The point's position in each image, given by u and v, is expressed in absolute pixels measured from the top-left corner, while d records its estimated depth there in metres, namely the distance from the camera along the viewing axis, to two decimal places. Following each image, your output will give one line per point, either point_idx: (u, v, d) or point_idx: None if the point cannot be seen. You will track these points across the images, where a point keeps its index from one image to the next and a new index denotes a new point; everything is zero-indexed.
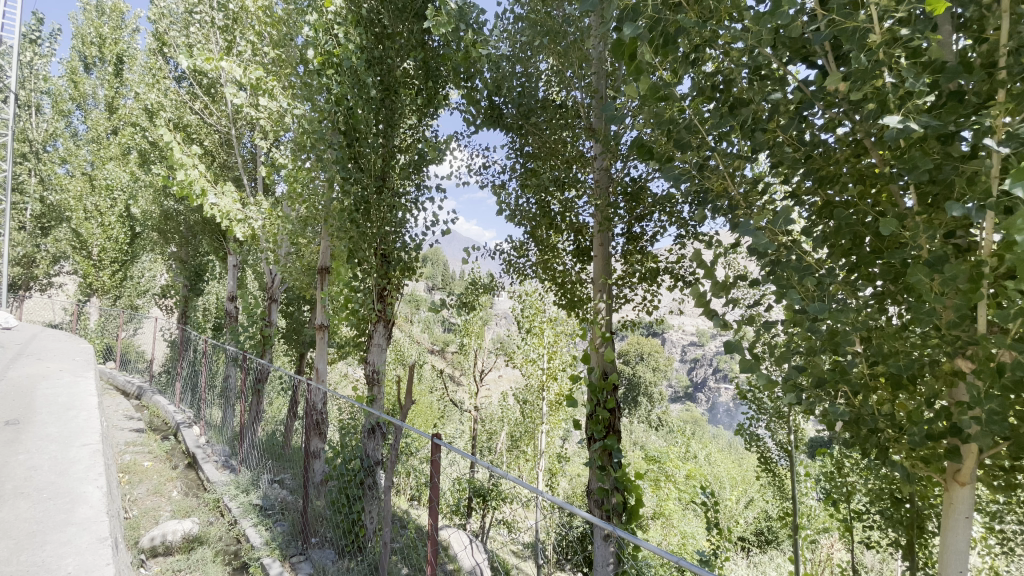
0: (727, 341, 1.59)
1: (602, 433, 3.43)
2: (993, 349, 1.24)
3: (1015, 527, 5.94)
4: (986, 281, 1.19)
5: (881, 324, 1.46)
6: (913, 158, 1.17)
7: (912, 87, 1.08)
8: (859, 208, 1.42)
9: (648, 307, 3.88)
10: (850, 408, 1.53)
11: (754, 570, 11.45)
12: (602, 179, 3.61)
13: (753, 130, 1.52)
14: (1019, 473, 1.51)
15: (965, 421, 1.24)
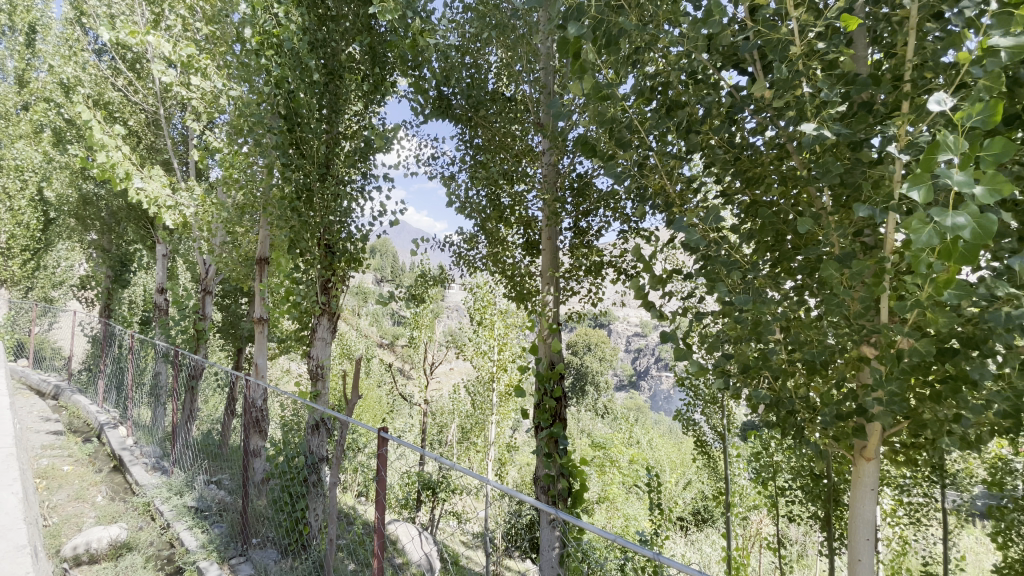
0: (663, 331, 1.68)
1: (548, 421, 3.51)
2: (893, 336, 1.38)
3: (916, 496, 6.62)
4: (888, 275, 1.32)
5: (799, 314, 1.60)
6: (827, 162, 1.28)
7: (826, 97, 1.18)
8: (781, 207, 1.54)
9: (593, 299, 4.00)
10: (772, 392, 1.67)
11: (692, 547, 12.10)
12: (550, 173, 3.66)
13: (689, 132, 1.60)
14: (914, 447, 1.69)
15: (869, 402, 1.38)
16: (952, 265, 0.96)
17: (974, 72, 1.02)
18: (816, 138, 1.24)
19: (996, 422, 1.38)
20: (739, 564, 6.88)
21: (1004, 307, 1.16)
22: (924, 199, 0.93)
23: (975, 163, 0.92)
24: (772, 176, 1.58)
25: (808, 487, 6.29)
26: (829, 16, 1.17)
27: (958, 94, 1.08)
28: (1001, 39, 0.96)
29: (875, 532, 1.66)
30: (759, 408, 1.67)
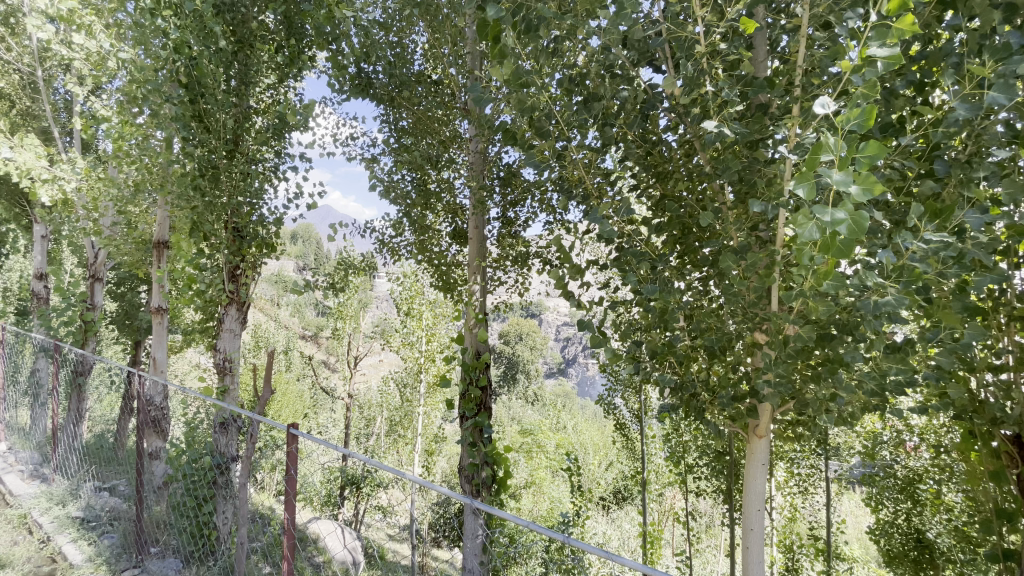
0: (581, 320, 1.70)
1: (473, 411, 3.49)
2: (781, 323, 1.50)
3: (804, 468, 7.38)
4: (779, 268, 1.42)
5: (702, 303, 1.70)
6: (727, 160, 1.37)
7: (728, 97, 1.25)
8: (688, 202, 1.63)
9: (520, 289, 4.04)
10: (677, 377, 1.77)
11: (612, 525, 12.72)
12: (477, 161, 3.60)
13: (606, 124, 1.63)
14: (798, 424, 1.87)
15: (760, 383, 1.49)
16: (832, 257, 1.05)
17: (852, 81, 1.12)
18: (718, 136, 1.31)
19: (865, 398, 1.55)
20: (653, 538, 7.32)
21: (872, 296, 1.29)
22: (809, 195, 1.00)
23: (851, 164, 1.01)
24: (681, 172, 1.65)
25: (714, 463, 6.80)
26: (732, 19, 1.22)
27: (840, 101, 1.18)
28: (877, 50, 1.06)
29: (763, 503, 1.80)
30: (665, 392, 1.76)
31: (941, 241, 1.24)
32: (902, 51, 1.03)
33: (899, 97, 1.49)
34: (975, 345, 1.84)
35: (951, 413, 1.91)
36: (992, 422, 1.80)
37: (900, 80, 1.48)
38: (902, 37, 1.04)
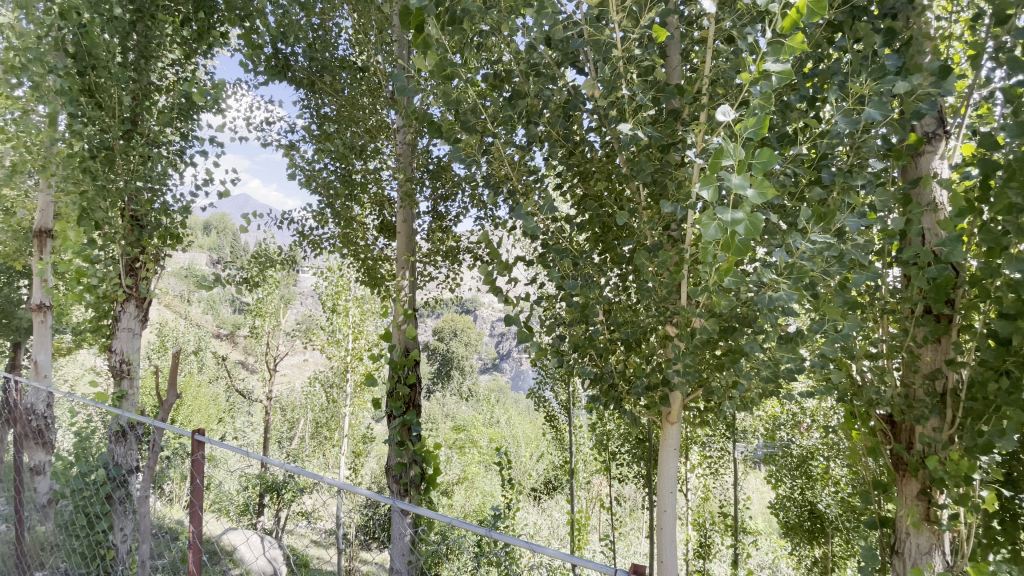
0: (506, 315, 1.71)
1: (401, 410, 3.39)
2: (691, 316, 1.60)
3: (715, 450, 7.83)
4: (688, 265, 1.52)
5: (620, 297, 1.78)
6: (642, 162, 1.44)
7: (641, 102, 1.32)
8: (607, 201, 1.69)
9: (451, 284, 4.06)
10: (596, 369, 1.84)
11: (543, 515, 13.02)
12: (405, 152, 3.51)
13: (529, 122, 1.66)
14: (706, 410, 2.01)
15: (671, 373, 1.59)
16: (731, 256, 1.13)
17: (752, 92, 1.21)
18: (633, 138, 1.37)
19: (763, 384, 1.70)
20: (580, 525, 7.56)
21: (766, 292, 1.42)
22: (712, 198, 1.07)
23: (747, 170, 1.10)
24: (601, 171, 1.71)
25: (636, 451, 7.14)
26: (646, 27, 1.28)
27: (740, 110, 1.28)
28: (772, 64, 1.14)
29: (676, 485, 1.92)
30: (586, 383, 1.83)
31: (824, 242, 1.39)
32: (793, 68, 1.13)
33: (794, 110, 1.64)
34: (856, 334, 2.07)
35: (836, 395, 2.14)
36: (868, 402, 2.04)
37: (795, 94, 1.63)
38: (792, 55, 1.14)
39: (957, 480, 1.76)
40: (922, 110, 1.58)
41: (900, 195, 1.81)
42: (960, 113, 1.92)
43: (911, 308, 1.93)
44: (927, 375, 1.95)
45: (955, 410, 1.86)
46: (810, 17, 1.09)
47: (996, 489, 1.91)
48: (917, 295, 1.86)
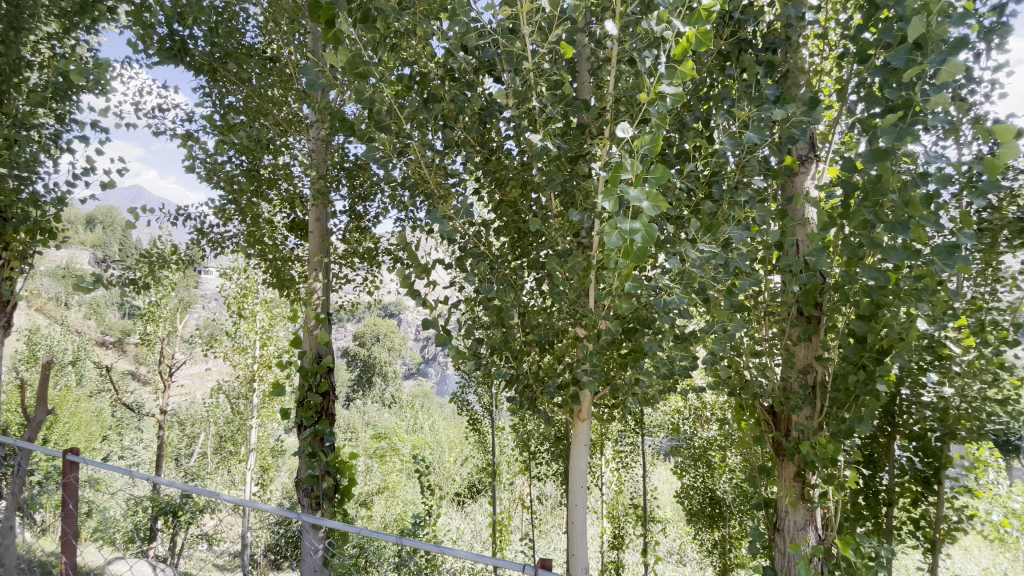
0: (424, 319, 1.70)
1: (312, 420, 3.19)
2: (599, 318, 1.69)
3: (627, 445, 7.80)
4: (595, 271, 1.62)
5: (532, 301, 1.85)
6: (552, 172, 1.51)
7: (549, 114, 1.39)
8: (520, 207, 1.75)
9: (369, 287, 4.00)
10: (510, 371, 1.89)
11: (466, 519, 12.94)
12: (318, 149, 3.38)
13: (444, 126, 1.67)
14: (614, 406, 2.13)
15: (580, 372, 1.67)
16: (631, 263, 1.21)
17: (650, 111, 1.31)
18: (543, 148, 1.43)
19: (663, 381, 1.84)
20: (502, 526, 7.58)
21: (663, 296, 1.55)
22: (613, 208, 1.14)
23: (644, 184, 1.19)
24: (516, 179, 1.77)
25: (556, 450, 7.33)
26: (555, 44, 1.34)
27: (640, 127, 1.38)
28: (667, 87, 1.24)
29: (586, 480, 2.01)
30: (501, 384, 1.87)
31: (711, 251, 1.54)
32: (685, 92, 1.24)
33: (689, 129, 1.80)
34: (744, 334, 2.29)
35: (727, 390, 2.36)
36: (754, 395, 2.27)
37: (690, 114, 1.79)
38: (684, 79, 1.25)
39: (825, 462, 2.02)
40: (795, 135, 1.79)
41: (778, 210, 2.05)
42: (828, 140, 2.20)
43: (788, 311, 2.19)
44: (801, 370, 2.21)
45: (823, 400, 2.13)
46: (698, 47, 1.21)
47: (855, 468, 2.21)
48: (792, 299, 2.10)
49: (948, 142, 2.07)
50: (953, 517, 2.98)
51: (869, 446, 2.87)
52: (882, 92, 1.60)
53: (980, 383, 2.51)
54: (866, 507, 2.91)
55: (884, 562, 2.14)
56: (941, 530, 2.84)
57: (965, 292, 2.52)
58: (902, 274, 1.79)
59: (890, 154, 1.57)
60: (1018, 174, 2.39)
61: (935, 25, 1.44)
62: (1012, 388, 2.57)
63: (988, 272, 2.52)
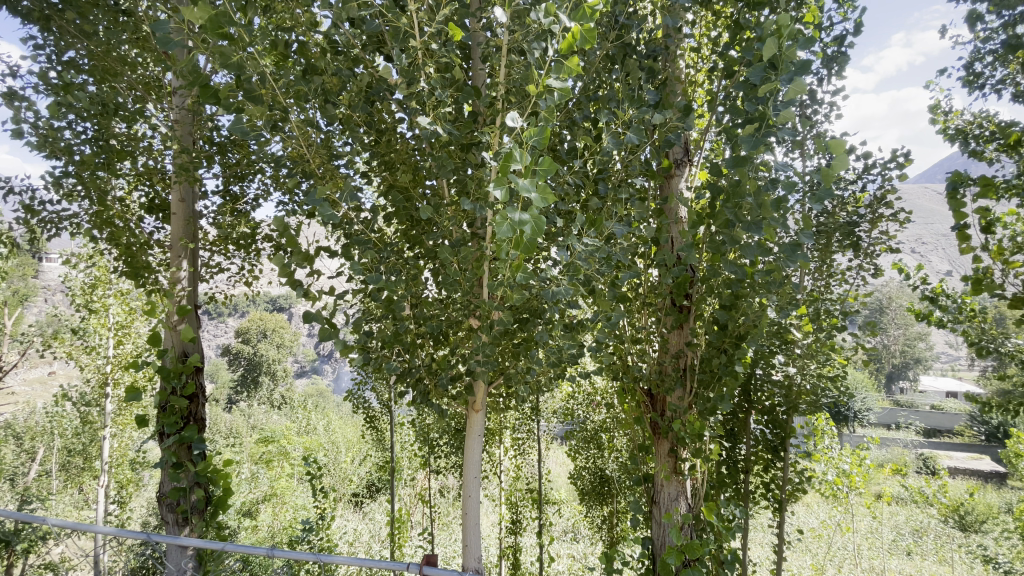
0: (306, 312, 1.56)
1: (175, 426, 2.80)
2: (492, 309, 1.69)
3: (524, 432, 7.90)
4: (487, 261, 1.62)
5: (424, 291, 1.80)
6: (442, 159, 1.49)
7: (438, 98, 1.36)
8: (410, 193, 1.69)
9: (247, 277, 3.68)
10: (401, 365, 1.82)
11: (363, 519, 12.40)
12: (183, 119, 3.01)
13: (327, 104, 1.56)
14: (506, 395, 2.15)
15: (473, 363, 1.67)
16: (521, 254, 1.21)
17: (540, 104, 1.33)
18: (433, 133, 1.40)
19: (553, 369, 1.91)
20: (400, 523, 7.35)
21: (551, 287, 1.60)
22: (504, 199, 1.14)
23: (533, 175, 1.20)
24: (407, 164, 1.71)
25: (454, 442, 7.29)
26: (444, 25, 1.31)
27: (530, 118, 1.39)
28: (554, 81, 1.27)
29: (480, 472, 2.01)
30: (391, 380, 1.80)
31: (594, 245, 1.63)
32: (570, 87, 1.28)
33: (578, 127, 1.88)
34: (626, 323, 2.46)
35: (612, 376, 2.51)
36: (635, 379, 2.44)
37: (579, 112, 1.86)
38: (571, 75, 1.29)
39: (694, 437, 2.23)
40: (671, 139, 1.94)
41: (657, 207, 2.21)
42: (698, 146, 2.43)
43: (664, 301, 2.38)
44: (674, 355, 2.42)
45: (693, 382, 2.36)
46: (583, 43, 1.24)
47: (718, 441, 2.48)
48: (667, 289, 2.29)
49: (793, 153, 2.38)
50: (796, 478, 3.45)
51: (730, 421, 3.26)
52: (741, 104, 1.79)
53: (814, 361, 2.94)
54: (729, 476, 3.27)
55: (740, 523, 2.43)
56: (785, 491, 3.29)
57: (805, 285, 2.92)
58: (756, 268, 2.03)
59: (747, 161, 1.77)
60: (847, 185, 2.89)
61: (785, 48, 1.64)
62: (840, 365, 3.04)
63: (823, 268, 2.94)
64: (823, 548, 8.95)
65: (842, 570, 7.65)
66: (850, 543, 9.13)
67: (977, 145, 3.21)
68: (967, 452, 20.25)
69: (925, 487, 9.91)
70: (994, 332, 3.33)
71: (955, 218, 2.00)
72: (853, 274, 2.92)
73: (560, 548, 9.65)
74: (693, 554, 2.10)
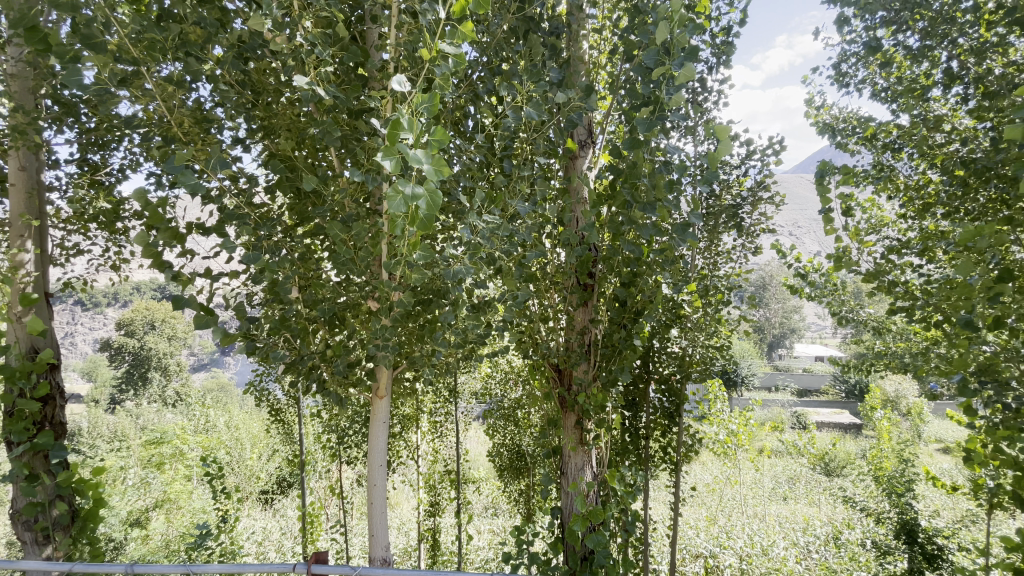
0: (176, 296, 1.35)
1: (25, 434, 2.38)
2: (390, 290, 1.61)
3: (442, 415, 7.82)
4: (383, 238, 1.53)
5: (316, 273, 1.67)
6: (327, 125, 1.38)
7: (319, 56, 1.25)
8: (295, 164, 1.55)
9: (114, 261, 3.24)
10: (290, 353, 1.68)
11: (274, 517, 11.72)
12: (21, 73, 2.55)
13: (189, 59, 1.38)
14: (412, 379, 2.09)
15: (370, 347, 1.59)
16: (418, 232, 1.09)
17: (433, 70, 1.25)
18: (314, 95, 1.29)
19: (457, 350, 1.88)
20: (313, 517, 7.00)
21: (452, 266, 1.56)
22: (394, 169, 1.01)
23: (425, 145, 1.13)
24: (292, 130, 1.57)
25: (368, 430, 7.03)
26: None
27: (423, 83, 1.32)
28: (447, 45, 1.20)
29: (386, 460, 1.94)
30: (279, 370, 1.66)
31: (494, 221, 1.61)
32: (465, 54, 1.22)
33: (480, 100, 1.84)
34: (533, 302, 2.49)
35: (522, 354, 2.52)
36: (543, 356, 2.48)
37: (481, 85, 1.83)
38: (465, 41, 1.23)
39: (597, 409, 2.34)
40: (574, 119, 1.95)
41: (560, 187, 2.24)
42: (601, 128, 2.48)
43: (569, 280, 2.43)
44: (579, 332, 2.48)
45: (596, 356, 2.45)
46: (476, 7, 1.18)
47: (620, 411, 2.61)
48: (571, 269, 2.35)
49: (685, 138, 2.50)
50: (690, 441, 3.75)
51: (632, 392, 3.46)
52: (638, 86, 1.84)
53: (704, 334, 3.19)
54: (631, 444, 3.48)
55: (640, 486, 2.60)
56: (680, 452, 3.58)
57: (696, 263, 3.15)
58: (652, 247, 2.12)
59: (644, 143, 1.83)
60: (731, 170, 3.10)
61: (676, 31, 1.70)
62: (726, 337, 3.32)
63: (711, 247, 3.16)
64: (716, 502, 9.93)
65: (731, 518, 8.56)
66: (738, 494, 10.21)
67: (841, 138, 3.61)
68: (831, 408, 23.41)
69: (798, 441, 11.32)
70: (850, 303, 3.80)
71: (822, 202, 2.23)
72: (738, 252, 3.15)
73: (479, 525, 9.79)
74: (597, 519, 2.22)
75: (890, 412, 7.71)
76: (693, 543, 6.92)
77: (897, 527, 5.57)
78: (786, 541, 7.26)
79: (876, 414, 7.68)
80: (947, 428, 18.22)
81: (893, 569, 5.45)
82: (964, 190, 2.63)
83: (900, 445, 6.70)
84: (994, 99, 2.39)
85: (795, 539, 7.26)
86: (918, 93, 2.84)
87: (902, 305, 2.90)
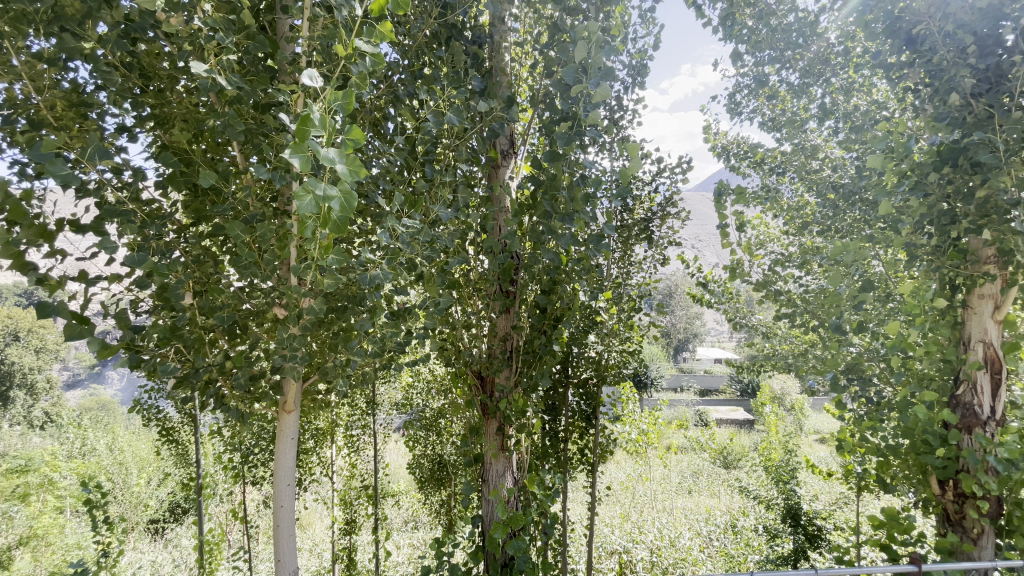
0: (40, 303, 1.17)
1: None
2: (301, 297, 1.52)
3: (359, 427, 7.46)
4: (292, 242, 1.44)
5: (215, 280, 1.54)
6: (228, 117, 1.29)
7: (220, 43, 1.16)
8: (191, 160, 1.42)
9: None
10: (182, 367, 1.52)
11: (165, 548, 10.52)
12: None
13: (64, 37, 1.22)
14: (324, 391, 1.98)
15: (276, 359, 1.48)
16: (330, 234, 1.03)
17: (350, 68, 1.21)
18: (214, 84, 1.19)
19: (373, 358, 1.81)
20: (214, 545, 6.38)
21: (369, 271, 1.50)
22: (303, 167, 0.94)
23: (339, 143, 1.08)
24: (188, 121, 1.44)
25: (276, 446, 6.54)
26: None
27: (336, 80, 1.26)
28: (364, 42, 1.16)
29: (294, 478, 1.82)
30: (169, 386, 1.50)
31: (412, 227, 1.59)
32: (383, 54, 1.20)
33: (401, 102, 1.80)
34: (454, 309, 2.45)
35: (444, 362, 2.48)
36: (465, 364, 2.45)
37: (402, 88, 1.79)
38: (383, 40, 1.21)
39: (517, 415, 2.36)
40: (496, 128, 1.97)
41: (482, 194, 2.24)
42: (522, 138, 2.52)
43: (490, 287, 2.44)
44: (501, 338, 2.49)
45: (518, 362, 2.46)
46: (395, 7, 1.16)
47: (540, 416, 2.65)
48: (493, 276, 2.35)
49: (601, 153, 2.60)
50: (605, 440, 3.91)
51: (551, 396, 3.54)
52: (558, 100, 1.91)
53: (618, 339, 3.34)
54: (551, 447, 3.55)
55: (558, 489, 2.66)
56: (596, 452, 3.73)
57: (611, 272, 3.30)
58: (570, 256, 2.19)
59: (563, 155, 1.89)
60: (644, 185, 3.28)
61: (593, 50, 1.78)
62: (637, 342, 3.50)
63: (625, 257, 3.32)
64: (629, 499, 10.40)
65: (642, 514, 8.99)
66: (649, 491, 10.75)
67: (735, 161, 3.97)
68: (729, 406, 25.48)
69: (701, 437, 12.17)
70: (743, 309, 4.17)
71: (719, 218, 2.43)
72: (649, 263, 3.35)
73: (398, 539, 9.46)
74: (517, 524, 2.23)
75: (777, 408, 8.52)
76: (609, 540, 7.16)
77: (784, 512, 6.13)
78: (691, 531, 7.76)
79: (766, 409, 8.44)
80: (824, 421, 20.52)
81: (781, 550, 6.02)
82: (836, 211, 3.00)
83: (786, 438, 7.43)
84: (860, 132, 2.76)
85: (699, 529, 7.78)
86: (797, 125, 3.22)
87: (787, 311, 3.24)
